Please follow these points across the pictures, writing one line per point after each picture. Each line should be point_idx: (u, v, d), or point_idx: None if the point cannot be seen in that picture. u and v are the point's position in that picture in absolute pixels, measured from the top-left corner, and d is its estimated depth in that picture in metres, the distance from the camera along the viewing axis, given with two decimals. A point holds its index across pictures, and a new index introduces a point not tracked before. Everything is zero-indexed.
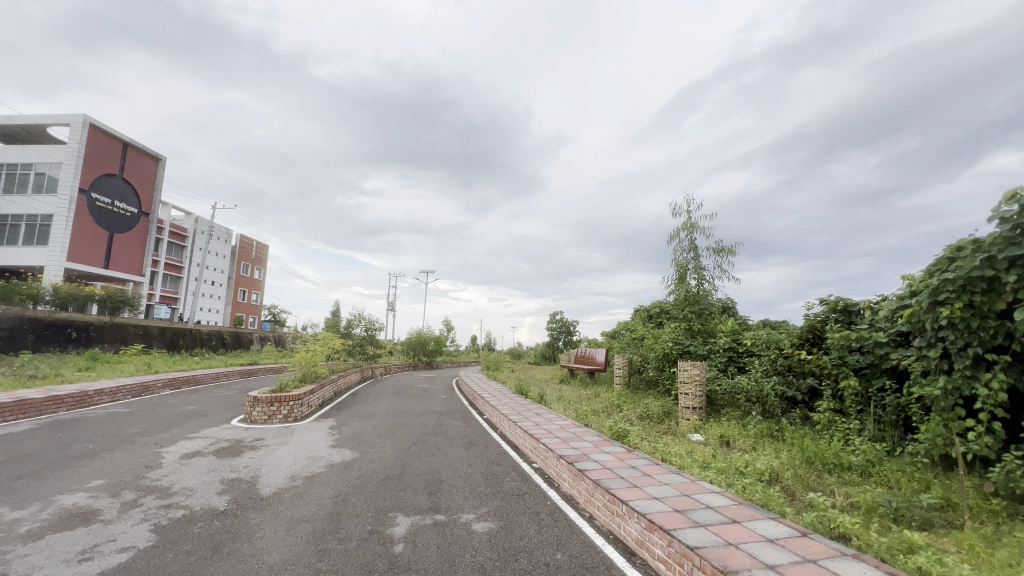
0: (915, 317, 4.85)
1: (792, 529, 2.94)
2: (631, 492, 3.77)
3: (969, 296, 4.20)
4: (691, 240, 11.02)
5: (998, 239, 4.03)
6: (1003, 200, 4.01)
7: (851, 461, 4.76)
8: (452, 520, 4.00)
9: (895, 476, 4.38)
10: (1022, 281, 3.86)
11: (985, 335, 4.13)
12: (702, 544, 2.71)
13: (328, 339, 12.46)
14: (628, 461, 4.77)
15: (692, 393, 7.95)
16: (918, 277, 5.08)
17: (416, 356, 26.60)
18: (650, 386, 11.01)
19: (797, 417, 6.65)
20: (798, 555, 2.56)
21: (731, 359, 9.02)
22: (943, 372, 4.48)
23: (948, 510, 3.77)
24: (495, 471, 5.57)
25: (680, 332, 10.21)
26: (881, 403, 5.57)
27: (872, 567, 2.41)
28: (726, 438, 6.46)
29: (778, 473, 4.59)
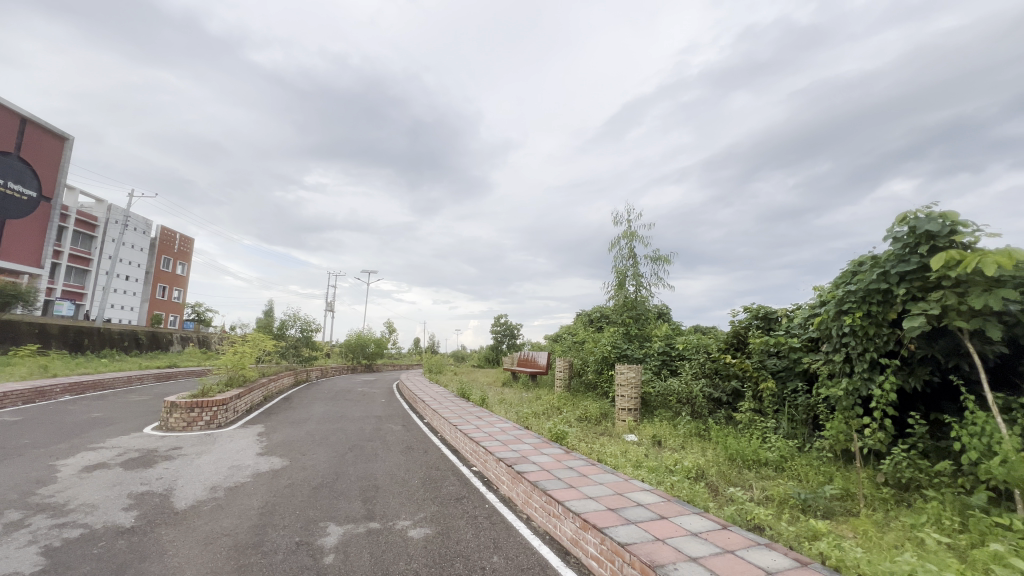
0: (823, 324, 5.34)
1: (714, 522, 3.12)
2: (567, 492, 3.85)
3: (868, 306, 4.69)
4: (631, 248, 11.51)
5: (892, 256, 4.54)
6: (896, 222, 4.52)
7: (767, 457, 5.15)
8: (387, 527, 3.89)
9: (804, 470, 4.79)
10: (909, 294, 4.37)
11: (879, 341, 4.63)
12: (632, 540, 2.82)
13: (259, 341, 11.74)
14: (565, 462, 4.87)
15: (628, 395, 8.28)
16: (826, 288, 5.61)
17: (355, 358, 25.68)
18: (590, 388, 11.33)
19: (722, 417, 7.11)
20: (718, 547, 2.72)
21: (665, 363, 9.49)
22: (845, 375, 4.97)
23: (847, 499, 4.18)
24: (434, 476, 5.49)
25: (618, 336, 10.61)
26: (794, 403, 6.08)
27: (781, 554, 2.61)
28: (658, 438, 6.78)
29: (704, 470, 4.87)
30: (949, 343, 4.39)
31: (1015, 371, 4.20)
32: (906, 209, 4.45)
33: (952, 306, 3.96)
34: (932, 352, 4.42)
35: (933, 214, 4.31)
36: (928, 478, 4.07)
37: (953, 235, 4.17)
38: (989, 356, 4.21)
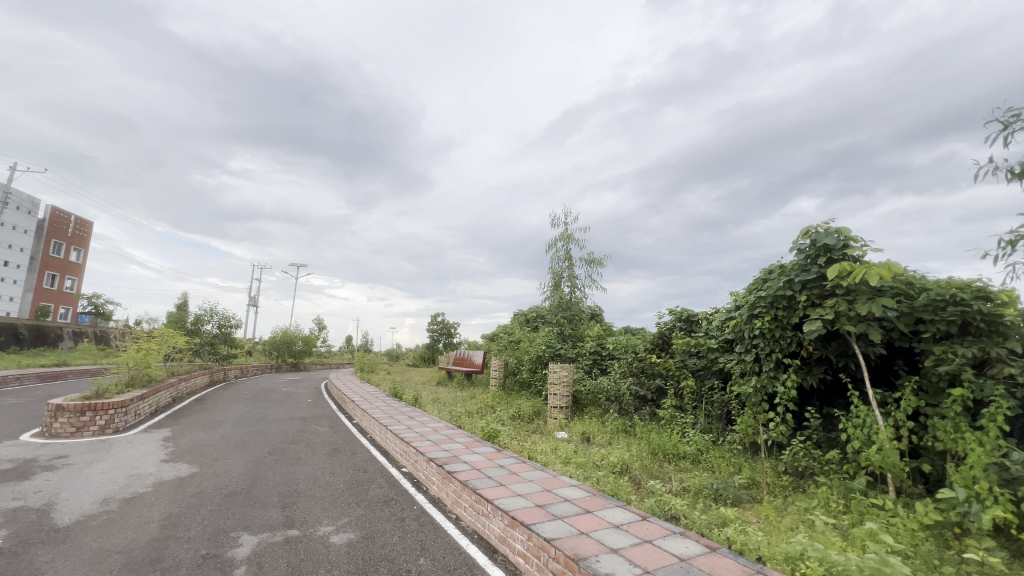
0: (737, 327, 5.78)
1: (635, 514, 3.26)
2: (497, 490, 3.86)
3: (775, 311, 5.13)
4: (567, 250, 11.80)
5: (796, 265, 5.00)
6: (800, 235, 4.99)
7: (685, 450, 5.49)
8: (308, 534, 3.69)
9: (717, 462, 5.16)
10: (809, 300, 4.84)
11: (783, 342, 5.09)
12: (557, 536, 2.87)
13: (168, 337, 10.69)
14: (496, 461, 4.88)
15: (560, 393, 8.47)
16: (741, 293, 6.08)
17: (280, 357, 24.18)
18: (523, 387, 11.47)
19: (646, 413, 7.47)
20: (638, 538, 2.84)
21: (596, 362, 9.84)
22: (754, 373, 5.41)
23: (753, 487, 4.56)
24: (360, 479, 5.29)
25: (553, 336, 10.84)
26: (710, 400, 6.52)
27: (694, 542, 2.78)
28: (587, 435, 7.00)
29: (628, 464, 5.10)
30: (840, 345, 4.91)
31: (890, 370, 4.78)
32: (808, 223, 4.93)
33: (843, 312, 4.45)
34: (826, 353, 4.93)
35: (830, 229, 4.81)
36: (819, 466, 4.54)
37: (846, 249, 4.67)
38: (871, 357, 4.77)
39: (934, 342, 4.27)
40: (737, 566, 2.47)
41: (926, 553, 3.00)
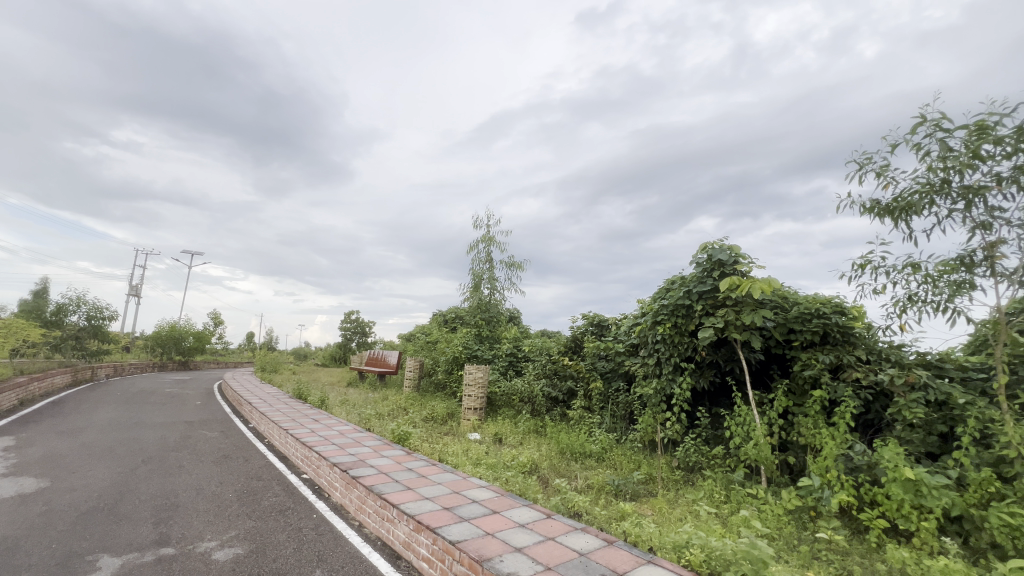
0: (642, 332, 6.19)
1: (540, 513, 3.33)
2: (403, 494, 3.75)
3: (675, 319, 5.57)
4: (488, 252, 11.89)
5: (694, 277, 5.47)
6: (699, 250, 5.48)
7: (591, 449, 5.75)
8: (185, 551, 3.31)
9: (620, 459, 5.47)
10: (704, 309, 5.31)
11: (681, 348, 5.53)
12: (463, 538, 2.85)
13: (17, 330, 9.07)
14: (405, 464, 4.75)
15: (474, 395, 8.46)
16: (647, 300, 6.51)
17: (165, 355, 21.54)
18: (439, 389, 11.32)
19: (556, 414, 7.71)
20: (541, 535, 2.91)
21: (511, 364, 9.97)
22: (655, 376, 5.82)
23: (650, 482, 4.90)
24: (253, 487, 4.86)
25: (470, 336, 10.84)
26: (615, 400, 6.91)
27: (594, 536, 2.90)
28: (499, 436, 7.07)
29: (538, 463, 5.23)
30: (728, 351, 5.45)
31: (766, 373, 5.40)
32: (706, 240, 5.42)
33: (731, 321, 4.95)
34: (716, 357, 5.44)
35: (724, 246, 5.34)
36: (706, 460, 5.00)
37: (735, 265, 5.21)
38: (752, 362, 5.34)
39: (801, 349, 4.90)
40: (631, 557, 2.62)
41: (788, 535, 3.42)
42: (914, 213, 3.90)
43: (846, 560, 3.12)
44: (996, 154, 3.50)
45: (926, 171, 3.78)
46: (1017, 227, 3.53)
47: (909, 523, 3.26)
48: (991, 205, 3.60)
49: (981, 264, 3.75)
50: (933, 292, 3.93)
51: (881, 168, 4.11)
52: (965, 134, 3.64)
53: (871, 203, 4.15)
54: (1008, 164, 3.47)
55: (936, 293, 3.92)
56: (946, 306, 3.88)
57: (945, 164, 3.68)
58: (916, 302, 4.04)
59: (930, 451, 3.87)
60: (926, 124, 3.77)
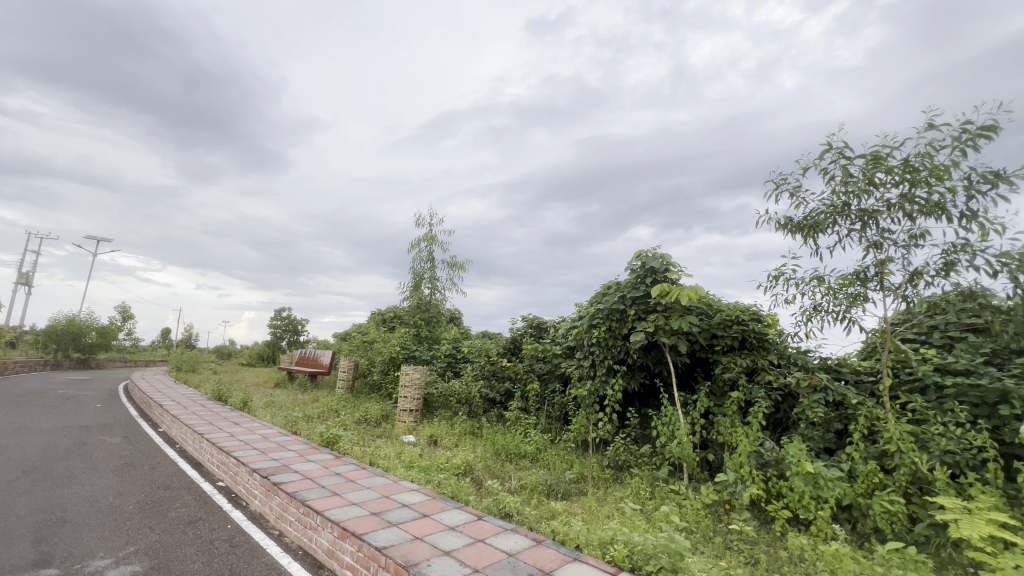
0: (578, 335, 6.35)
1: (471, 515, 3.31)
2: (329, 500, 3.58)
3: (609, 323, 5.76)
4: (430, 251, 11.71)
5: (629, 283, 5.70)
6: (634, 257, 5.72)
7: (526, 450, 5.81)
8: (71, 572, 2.95)
9: (553, 459, 5.57)
10: (636, 314, 5.54)
11: (614, 350, 5.74)
12: (390, 543, 2.77)
13: None
14: (333, 469, 4.54)
15: (410, 396, 8.28)
16: (584, 304, 6.69)
17: (60, 352, 19.22)
18: (374, 390, 10.97)
19: (493, 415, 7.72)
20: (471, 538, 2.88)
21: (449, 365, 9.86)
22: (589, 377, 5.99)
23: (581, 481, 5.03)
24: (159, 497, 4.43)
25: (408, 337, 10.61)
26: (551, 401, 7.05)
27: (524, 537, 2.92)
28: (434, 438, 6.96)
29: (472, 465, 5.20)
30: (657, 354, 5.71)
31: (691, 375, 5.73)
32: (641, 247, 5.68)
33: (661, 326, 5.21)
34: (646, 360, 5.69)
35: (657, 254, 5.62)
36: (634, 459, 5.21)
37: (667, 272, 5.50)
38: (678, 365, 5.64)
39: (722, 354, 5.24)
40: (559, 556, 2.66)
41: (705, 527, 3.64)
42: (820, 231, 4.30)
43: (754, 548, 3.37)
44: (887, 182, 3.94)
45: (831, 194, 4.19)
46: (902, 247, 3.99)
47: (808, 513, 3.57)
48: (882, 227, 4.06)
49: (873, 279, 4.20)
50: (833, 303, 4.36)
51: (794, 189, 4.50)
52: (864, 162, 4.07)
53: (785, 220, 4.53)
54: (896, 191, 3.92)
55: (836, 304, 4.35)
56: (844, 316, 4.32)
57: (847, 188, 4.10)
58: (820, 312, 4.46)
59: (828, 446, 4.28)
60: (832, 151, 4.18)
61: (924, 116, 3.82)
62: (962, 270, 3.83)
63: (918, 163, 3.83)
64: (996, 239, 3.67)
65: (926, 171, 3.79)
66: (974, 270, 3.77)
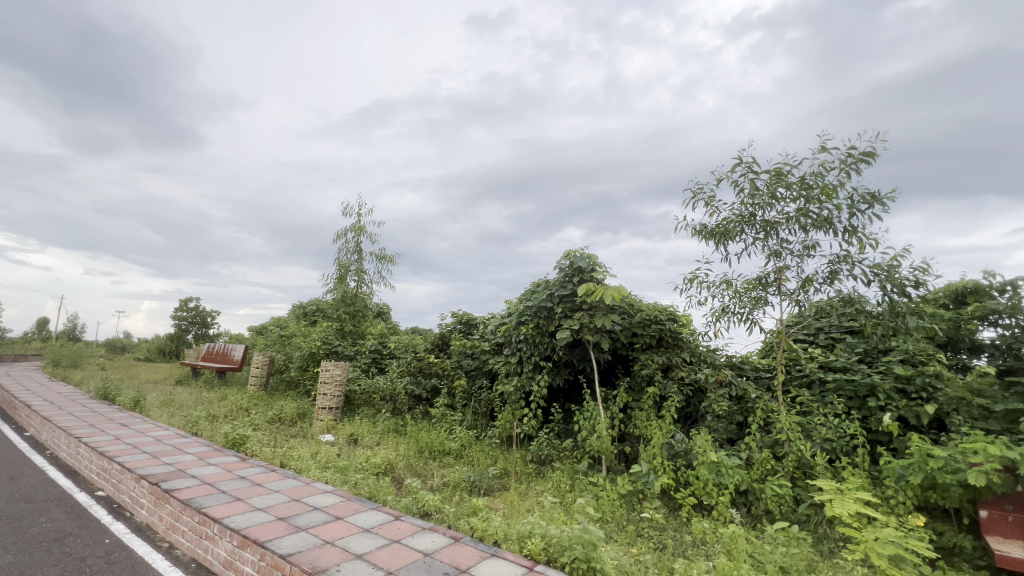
0: (507, 331, 6.37)
1: (388, 515, 3.18)
2: (230, 507, 3.28)
3: (537, 320, 5.83)
4: (358, 242, 11.20)
5: (557, 282, 5.81)
6: (563, 256, 5.85)
7: (450, 447, 5.73)
8: None
9: (477, 456, 5.56)
10: (563, 312, 5.68)
11: (541, 347, 5.83)
12: (296, 550, 2.58)
13: None
14: (237, 472, 4.18)
15: (330, 393, 7.87)
16: (514, 301, 6.73)
17: None
18: (290, 387, 10.30)
19: (418, 412, 7.54)
20: (386, 539, 2.78)
21: (374, 361, 9.51)
22: (516, 374, 6.03)
23: (504, 476, 5.06)
24: (18, 512, 3.82)
25: (331, 331, 10.09)
26: (478, 398, 7.03)
27: (442, 535, 2.86)
28: (355, 437, 6.66)
29: (393, 464, 5.04)
30: (581, 351, 5.89)
31: (612, 372, 5.96)
32: (569, 247, 5.82)
33: (586, 323, 5.37)
34: (571, 357, 5.85)
35: (584, 254, 5.78)
36: (557, 453, 5.32)
37: (593, 272, 5.68)
38: (601, 361, 5.85)
39: (642, 351, 5.50)
40: (476, 552, 2.64)
41: (619, 516, 3.80)
42: (729, 238, 4.65)
43: (662, 534, 3.58)
44: (787, 196, 4.35)
45: (740, 205, 4.55)
46: (797, 256, 4.43)
47: (711, 498, 3.85)
48: (781, 237, 4.47)
49: (773, 284, 4.62)
50: (739, 305, 4.73)
51: (709, 198, 4.83)
52: (768, 178, 4.45)
53: (700, 226, 4.85)
54: (794, 206, 4.34)
55: (741, 306, 4.73)
56: (748, 317, 4.70)
57: (753, 201, 4.46)
58: (727, 313, 4.83)
59: (730, 437, 4.64)
60: (742, 165, 4.53)
61: (818, 140, 4.26)
62: (844, 278, 4.33)
63: (812, 181, 4.26)
64: (870, 252, 4.18)
65: (818, 189, 4.22)
66: (853, 279, 4.27)
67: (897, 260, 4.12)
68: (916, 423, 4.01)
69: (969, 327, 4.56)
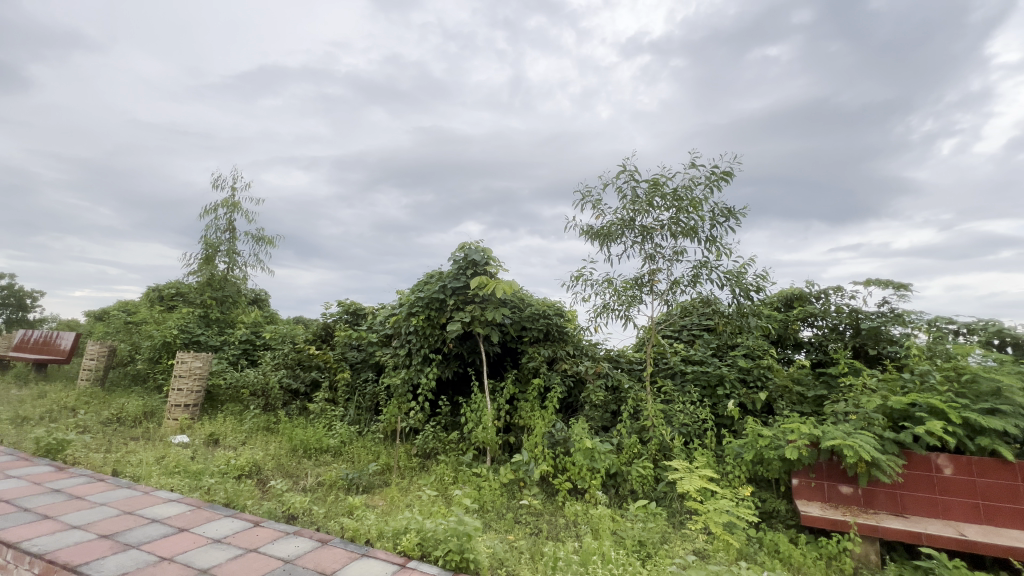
0: (396, 323, 6.14)
1: (246, 522, 2.87)
2: (33, 528, 2.69)
3: (428, 312, 5.69)
4: (230, 220, 9.96)
5: (451, 274, 5.73)
6: (458, 248, 5.80)
7: (329, 444, 5.37)
8: None
9: (358, 452, 5.28)
10: (455, 304, 5.63)
11: (431, 339, 5.71)
12: (121, 572, 2.20)
13: None
14: (49, 485, 3.45)
15: (187, 389, 6.93)
16: (406, 292, 6.51)
17: None
18: (136, 382, 8.85)
19: (294, 408, 6.95)
20: (241, 548, 2.49)
21: (245, 353, 8.55)
22: (404, 366, 5.83)
23: (386, 472, 4.88)
24: None
25: (192, 318, 8.87)
26: (363, 391, 6.69)
27: (308, 539, 2.65)
28: (215, 437, 5.94)
29: (260, 465, 4.58)
30: (471, 344, 5.89)
31: (500, 364, 6.05)
32: (464, 240, 5.78)
33: (477, 316, 5.40)
34: (461, 349, 5.82)
35: (479, 247, 5.79)
36: (442, 446, 5.26)
37: (486, 266, 5.71)
38: (490, 354, 5.91)
39: (530, 344, 5.69)
40: (345, 554, 2.49)
41: (498, 505, 3.88)
42: (612, 240, 4.98)
43: (538, 519, 3.72)
44: (662, 206, 4.78)
45: (622, 210, 4.89)
46: (668, 260, 4.90)
47: (584, 482, 4.10)
48: (656, 242, 4.89)
49: (647, 285, 5.06)
50: (618, 303, 5.09)
51: (596, 202, 5.13)
52: (647, 187, 4.85)
53: (588, 227, 5.11)
54: (667, 214, 4.78)
55: (619, 303, 5.09)
56: (624, 314, 5.09)
57: (634, 207, 4.83)
58: (607, 310, 5.17)
59: (604, 424, 4.99)
60: (625, 173, 4.87)
61: (689, 156, 4.74)
62: (703, 282, 4.89)
63: (682, 193, 4.73)
64: (725, 260, 4.78)
65: (687, 201, 4.71)
66: (710, 283, 4.85)
67: (744, 268, 4.76)
68: (752, 408, 4.68)
69: (794, 327, 5.45)
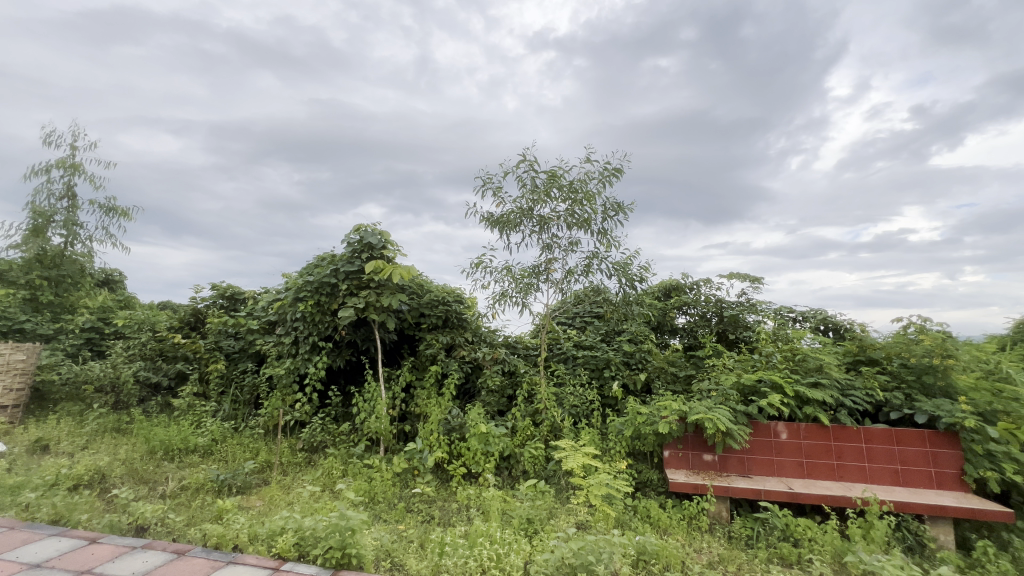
0: (281, 308, 5.63)
1: (78, 540, 2.44)
2: None
3: (318, 296, 5.30)
4: (68, 184, 8.30)
5: (345, 257, 5.40)
6: (352, 230, 5.46)
7: (196, 443, 4.79)
8: None
9: (232, 450, 4.78)
10: (348, 289, 5.31)
11: (321, 326, 5.32)
12: None
13: None
14: None
15: (3, 387, 5.70)
16: (293, 275, 5.99)
17: None
18: None
19: (154, 405, 6.08)
20: (69, 571, 2.11)
21: (89, 343, 7.27)
22: (289, 355, 5.37)
23: (265, 470, 4.49)
24: None
25: (13, 301, 7.29)
26: (239, 384, 6.04)
27: (159, 552, 2.32)
28: (44, 442, 4.97)
29: (105, 471, 3.94)
30: (366, 331, 5.62)
31: (397, 351, 5.87)
32: (360, 221, 5.45)
33: (371, 302, 5.15)
34: (354, 337, 5.51)
35: (376, 230, 5.50)
36: (332, 438, 4.97)
37: (383, 250, 5.45)
38: (386, 341, 5.69)
39: (428, 331, 5.58)
40: (205, 563, 2.23)
41: (389, 495, 3.77)
42: (511, 228, 5.05)
43: (430, 506, 3.69)
44: (559, 197, 4.95)
45: (522, 199, 4.97)
46: (563, 250, 5.10)
47: (477, 466, 4.15)
48: (552, 232, 5.06)
49: (543, 273, 5.23)
50: (515, 290, 5.19)
51: (496, 189, 5.13)
52: (545, 178, 4.98)
53: (489, 215, 5.12)
54: (563, 205, 4.97)
55: (517, 290, 5.19)
56: (521, 301, 5.21)
57: (533, 196, 4.94)
58: (505, 297, 5.25)
59: (500, 408, 5.10)
60: (525, 162, 4.95)
61: (584, 151, 4.95)
62: (594, 272, 5.18)
63: (578, 186, 4.94)
64: (613, 252, 5.10)
65: (582, 194, 4.92)
66: (600, 273, 5.15)
67: (630, 260, 5.13)
68: (633, 388, 5.11)
69: (671, 314, 6.04)
